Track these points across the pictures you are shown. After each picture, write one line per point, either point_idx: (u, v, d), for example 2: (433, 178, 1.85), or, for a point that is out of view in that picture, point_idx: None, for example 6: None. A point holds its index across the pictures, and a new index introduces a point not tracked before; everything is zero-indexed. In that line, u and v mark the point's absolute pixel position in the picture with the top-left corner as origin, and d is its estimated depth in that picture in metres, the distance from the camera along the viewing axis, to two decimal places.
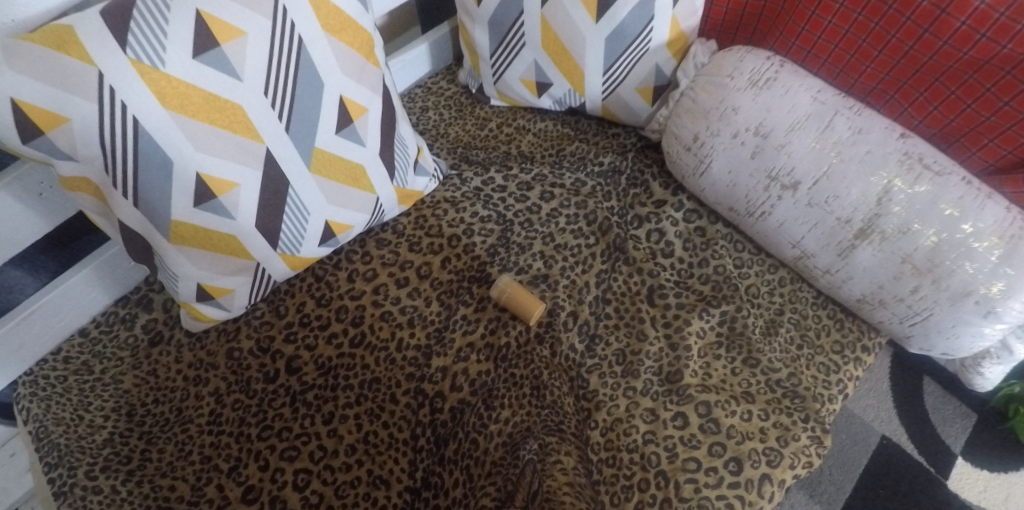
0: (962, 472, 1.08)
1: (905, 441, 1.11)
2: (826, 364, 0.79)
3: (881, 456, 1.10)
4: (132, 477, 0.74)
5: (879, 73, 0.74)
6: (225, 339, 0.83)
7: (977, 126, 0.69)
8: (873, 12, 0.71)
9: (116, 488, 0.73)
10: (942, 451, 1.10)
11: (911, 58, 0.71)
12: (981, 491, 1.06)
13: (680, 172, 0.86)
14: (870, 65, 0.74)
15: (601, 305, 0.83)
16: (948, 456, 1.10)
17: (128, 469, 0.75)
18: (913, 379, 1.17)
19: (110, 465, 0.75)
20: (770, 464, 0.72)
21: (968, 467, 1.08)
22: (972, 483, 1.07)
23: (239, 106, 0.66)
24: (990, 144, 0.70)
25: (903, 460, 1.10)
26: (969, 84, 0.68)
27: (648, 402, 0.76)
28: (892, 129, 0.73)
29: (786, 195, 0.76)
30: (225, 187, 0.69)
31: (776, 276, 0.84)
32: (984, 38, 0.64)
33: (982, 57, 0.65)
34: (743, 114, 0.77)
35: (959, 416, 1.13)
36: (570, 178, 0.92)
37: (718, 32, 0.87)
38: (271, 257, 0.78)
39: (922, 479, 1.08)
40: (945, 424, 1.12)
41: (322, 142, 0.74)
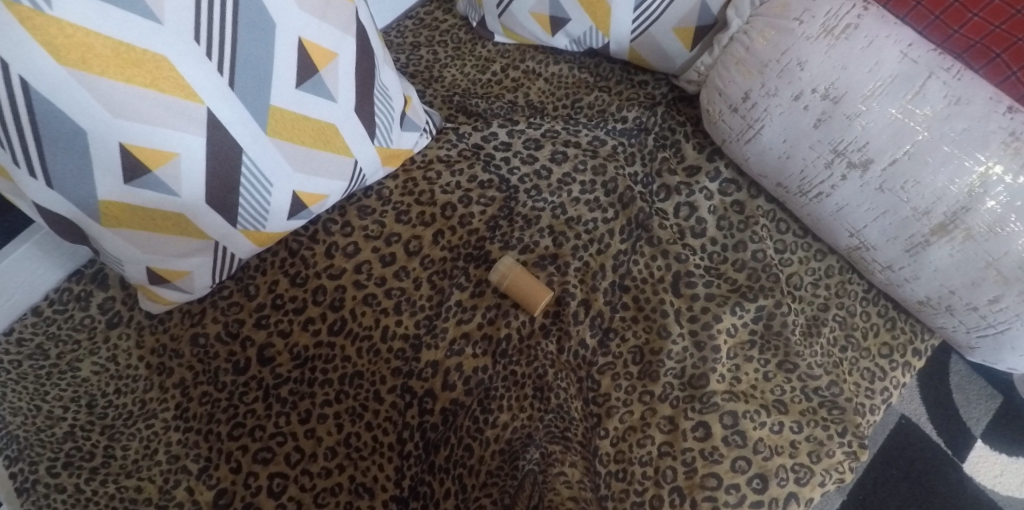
0: (980, 455, 0.92)
1: (923, 421, 0.95)
2: (871, 370, 0.69)
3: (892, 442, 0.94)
4: (97, 476, 0.67)
5: (988, 26, 0.57)
6: (191, 323, 0.73)
7: None
8: None
9: (80, 488, 0.66)
10: (960, 432, 0.94)
11: None
12: (997, 475, 0.91)
13: (720, 136, 0.72)
14: (979, 12, 0.57)
15: (617, 292, 0.72)
16: (967, 439, 0.94)
17: (91, 467, 0.67)
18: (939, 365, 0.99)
19: (72, 462, 0.67)
20: (798, 482, 0.64)
21: (985, 451, 0.93)
22: (988, 467, 0.92)
23: (162, 57, 0.51)
24: None
25: (919, 442, 0.94)
26: None
27: (667, 409, 0.67)
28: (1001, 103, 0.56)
29: (852, 175, 0.62)
30: (161, 158, 0.56)
31: (823, 264, 0.73)
32: None
33: None
34: (810, 72, 0.62)
35: (982, 397, 0.96)
36: (588, 135, 0.79)
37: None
38: (231, 235, 0.66)
39: (937, 463, 0.92)
40: (966, 405, 0.95)
41: (280, 99, 0.59)
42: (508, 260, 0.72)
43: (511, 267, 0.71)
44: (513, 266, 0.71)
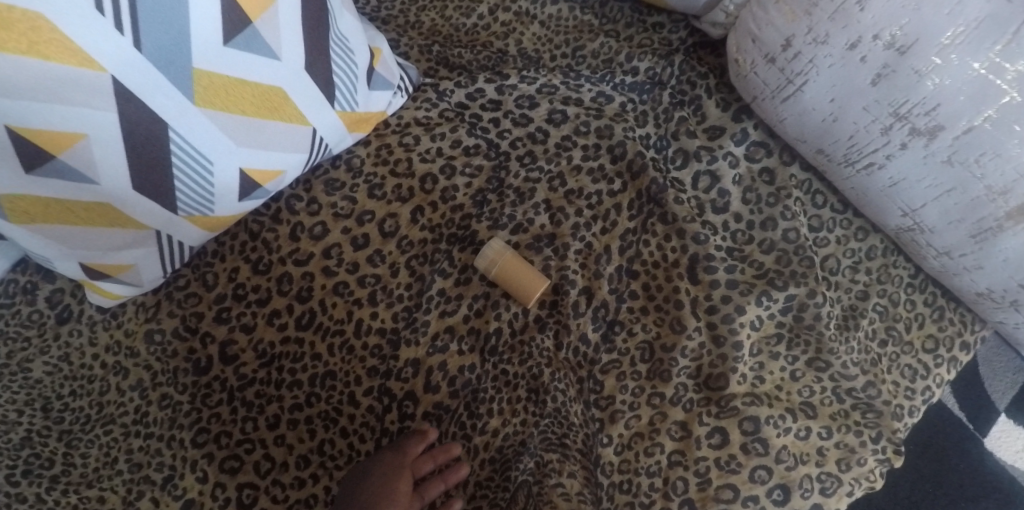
0: (1002, 429, 0.81)
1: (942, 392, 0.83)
2: (912, 368, 0.61)
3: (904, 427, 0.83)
4: (57, 485, 0.60)
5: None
6: (145, 317, 0.65)
7: None
8: None
9: (41, 498, 0.59)
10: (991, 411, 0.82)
11: None
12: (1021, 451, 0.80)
13: (749, 91, 0.60)
14: None
15: (625, 279, 0.63)
16: (990, 413, 0.82)
17: (51, 475, 0.61)
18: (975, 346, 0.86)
19: (29, 470, 0.60)
20: (824, 493, 0.56)
21: (1010, 426, 0.81)
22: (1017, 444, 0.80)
23: (38, 14, 0.40)
24: None
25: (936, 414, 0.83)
26: None
27: (679, 413, 0.59)
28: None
29: (914, 143, 0.51)
30: (65, 140, 0.46)
31: (864, 244, 0.62)
32: None
33: None
34: (873, 13, 0.48)
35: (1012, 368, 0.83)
36: (591, 91, 0.67)
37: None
38: (174, 222, 0.57)
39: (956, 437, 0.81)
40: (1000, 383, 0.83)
41: (209, 62, 0.48)
42: (497, 243, 0.62)
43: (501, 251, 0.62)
44: (503, 250, 0.62)
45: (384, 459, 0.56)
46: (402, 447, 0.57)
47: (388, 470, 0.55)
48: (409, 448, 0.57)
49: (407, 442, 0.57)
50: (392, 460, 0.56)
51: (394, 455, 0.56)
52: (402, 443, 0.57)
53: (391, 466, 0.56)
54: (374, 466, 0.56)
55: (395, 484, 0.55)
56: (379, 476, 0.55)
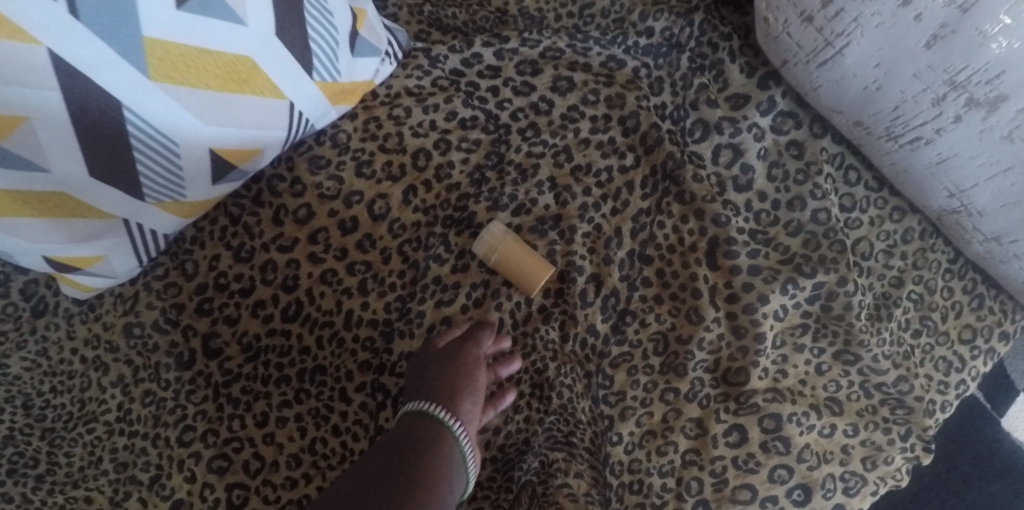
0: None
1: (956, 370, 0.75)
2: (947, 360, 0.56)
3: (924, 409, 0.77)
4: (43, 485, 0.57)
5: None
6: (122, 310, 0.60)
7: None
8: None
9: (27, 497, 0.56)
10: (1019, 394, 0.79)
11: None
12: None
13: (780, 55, 0.54)
14: None
15: (637, 264, 0.57)
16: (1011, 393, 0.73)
17: (37, 474, 0.58)
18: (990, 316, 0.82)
19: (14, 470, 0.57)
20: (846, 493, 0.53)
21: None
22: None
23: None
24: None
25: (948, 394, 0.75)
26: None
27: (694, 410, 0.55)
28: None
29: (968, 116, 0.45)
30: (5, 125, 0.41)
31: (901, 225, 0.56)
32: None
33: None
34: None
35: None
36: (600, 55, 0.60)
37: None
38: (142, 210, 0.52)
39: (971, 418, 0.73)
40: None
41: (161, 30, 0.42)
42: (498, 226, 0.57)
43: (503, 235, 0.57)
44: (504, 234, 0.56)
45: (456, 351, 0.53)
46: (470, 339, 0.54)
47: (463, 362, 0.52)
48: (480, 340, 0.54)
49: (480, 335, 0.54)
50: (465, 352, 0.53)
51: (467, 347, 0.53)
52: (473, 335, 0.54)
53: (466, 357, 0.53)
54: (446, 359, 0.53)
55: (471, 376, 0.52)
56: (456, 367, 0.52)
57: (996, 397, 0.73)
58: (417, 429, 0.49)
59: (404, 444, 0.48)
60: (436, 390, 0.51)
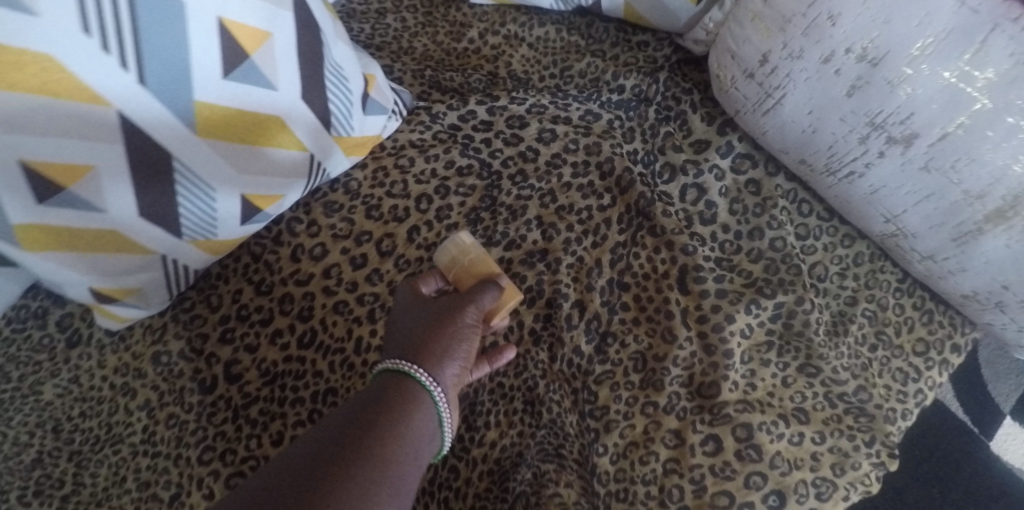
0: (1007, 432, 0.92)
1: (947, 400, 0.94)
2: (904, 371, 0.61)
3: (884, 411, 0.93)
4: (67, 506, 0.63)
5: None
6: (151, 340, 0.67)
7: None
8: None
9: None
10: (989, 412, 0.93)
11: None
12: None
13: (732, 106, 0.62)
14: None
15: (616, 291, 0.64)
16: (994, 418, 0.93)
17: (62, 495, 0.64)
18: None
19: (41, 491, 0.64)
20: (818, 498, 0.57)
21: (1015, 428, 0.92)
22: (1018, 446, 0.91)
23: (46, 55, 0.42)
24: None
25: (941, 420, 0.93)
26: None
27: (672, 422, 0.60)
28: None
29: (890, 152, 0.53)
30: (75, 172, 0.48)
31: (852, 251, 0.63)
32: None
33: None
34: (843, 28, 0.50)
35: (1011, 373, 0.95)
36: (579, 110, 0.69)
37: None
38: (178, 247, 0.59)
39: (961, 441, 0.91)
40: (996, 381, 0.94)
41: (210, 94, 0.51)
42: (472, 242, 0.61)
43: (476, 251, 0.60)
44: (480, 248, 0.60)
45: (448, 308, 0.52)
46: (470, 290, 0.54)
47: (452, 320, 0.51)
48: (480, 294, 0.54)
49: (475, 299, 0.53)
50: (457, 304, 0.52)
51: (460, 299, 0.53)
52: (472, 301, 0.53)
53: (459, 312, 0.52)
54: (434, 307, 0.53)
55: (456, 332, 0.51)
56: (444, 317, 0.51)
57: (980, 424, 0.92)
58: (390, 383, 0.48)
59: (375, 400, 0.46)
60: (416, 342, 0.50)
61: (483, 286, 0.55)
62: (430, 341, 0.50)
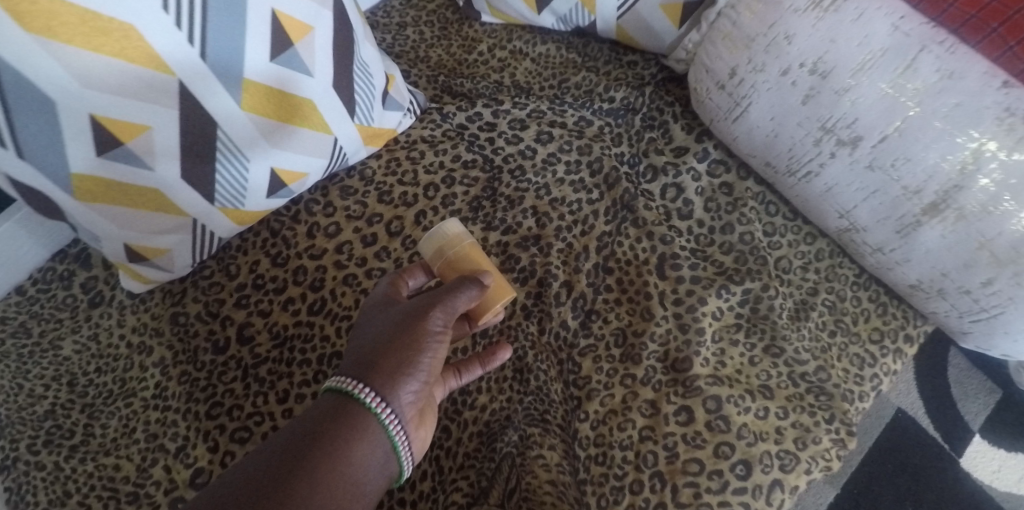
0: (978, 450, 0.98)
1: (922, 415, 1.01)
2: (861, 356, 0.67)
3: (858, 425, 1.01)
4: (75, 454, 0.68)
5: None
6: (170, 302, 0.73)
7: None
8: None
9: (59, 465, 0.67)
10: (960, 428, 1.00)
11: None
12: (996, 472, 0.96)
13: (708, 115, 0.70)
14: None
15: (601, 274, 0.71)
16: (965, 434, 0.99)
17: (71, 445, 0.68)
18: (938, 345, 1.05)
19: (51, 440, 0.69)
20: (783, 469, 0.62)
21: (984, 446, 0.98)
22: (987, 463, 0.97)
23: (129, 25, 0.50)
24: None
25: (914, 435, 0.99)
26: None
27: (648, 393, 0.66)
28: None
29: (841, 152, 0.61)
30: (133, 130, 0.55)
31: (813, 248, 0.71)
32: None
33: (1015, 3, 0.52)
34: (798, 46, 0.60)
35: (982, 391, 1.01)
36: (573, 116, 0.77)
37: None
38: (209, 212, 0.65)
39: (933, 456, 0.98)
40: (965, 400, 1.01)
41: (256, 73, 0.59)
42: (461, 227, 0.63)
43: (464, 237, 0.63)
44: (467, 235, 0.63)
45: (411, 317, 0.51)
46: (440, 292, 0.54)
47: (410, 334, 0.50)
48: (450, 298, 0.53)
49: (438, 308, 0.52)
50: (420, 311, 0.52)
51: (425, 303, 0.52)
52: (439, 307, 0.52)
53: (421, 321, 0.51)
54: (399, 313, 0.52)
55: (412, 347, 0.50)
56: (403, 327, 0.51)
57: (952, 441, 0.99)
58: (333, 402, 0.48)
59: (320, 423, 0.47)
60: (370, 356, 0.50)
61: (453, 290, 0.54)
62: (383, 355, 0.49)
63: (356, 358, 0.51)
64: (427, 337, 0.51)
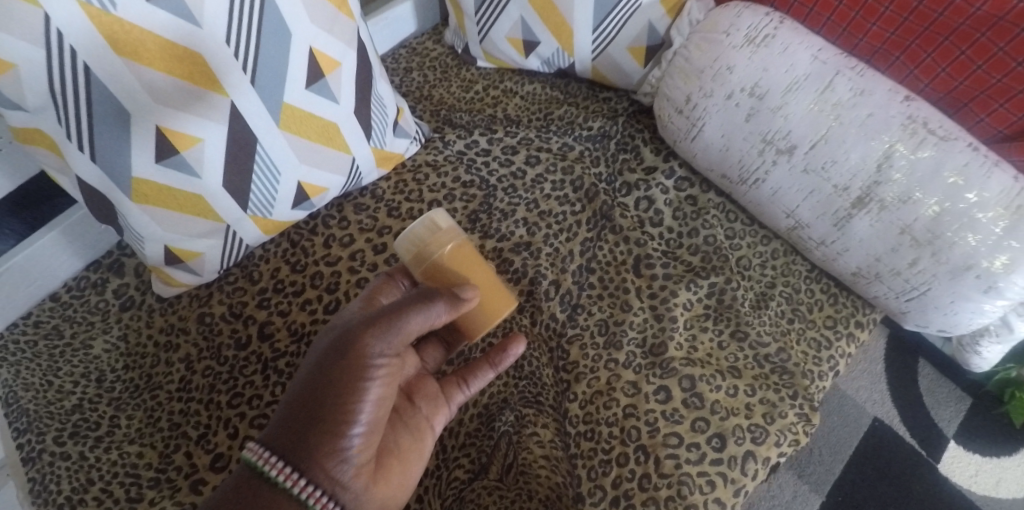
0: (953, 455, 1.05)
1: (898, 423, 1.08)
2: (818, 340, 0.76)
3: (839, 433, 1.07)
4: (101, 443, 0.72)
5: (953, 80, 0.68)
6: (197, 304, 0.80)
7: (933, 78, 0.69)
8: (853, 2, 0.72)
9: (84, 455, 0.71)
10: (934, 434, 1.06)
11: (886, 20, 0.70)
12: (972, 475, 1.03)
13: (671, 137, 0.82)
14: (859, 12, 0.72)
15: (585, 274, 0.80)
16: (941, 440, 1.06)
17: (97, 435, 0.73)
18: (909, 356, 1.13)
19: (77, 432, 0.73)
20: (754, 441, 0.69)
21: (960, 451, 1.05)
22: (964, 467, 1.04)
23: (198, 54, 0.62)
24: (943, 74, 0.68)
25: (894, 442, 1.06)
26: (927, 63, 0.69)
27: (630, 375, 0.73)
28: (981, 154, 0.64)
29: (781, 160, 0.72)
30: (188, 142, 0.65)
31: (769, 248, 0.81)
32: (913, 45, 0.69)
33: (908, 37, 0.69)
34: (738, 74, 0.73)
35: (953, 399, 1.09)
36: (558, 142, 0.89)
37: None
38: (242, 220, 0.74)
39: (912, 462, 1.04)
40: (938, 408, 1.08)
41: (293, 98, 0.70)
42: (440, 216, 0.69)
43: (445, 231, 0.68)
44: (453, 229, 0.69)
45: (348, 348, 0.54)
46: (381, 318, 0.56)
47: (346, 365, 0.54)
48: (391, 324, 0.55)
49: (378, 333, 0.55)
50: (351, 349, 0.54)
51: (356, 339, 0.55)
52: (384, 330, 0.55)
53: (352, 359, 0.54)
54: (332, 349, 0.55)
55: (348, 378, 0.53)
56: (333, 369, 0.54)
57: (929, 447, 1.05)
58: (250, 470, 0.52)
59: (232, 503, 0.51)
60: (305, 403, 0.54)
61: (386, 318, 0.56)
62: (316, 402, 0.53)
63: (294, 400, 0.55)
64: (361, 376, 0.54)
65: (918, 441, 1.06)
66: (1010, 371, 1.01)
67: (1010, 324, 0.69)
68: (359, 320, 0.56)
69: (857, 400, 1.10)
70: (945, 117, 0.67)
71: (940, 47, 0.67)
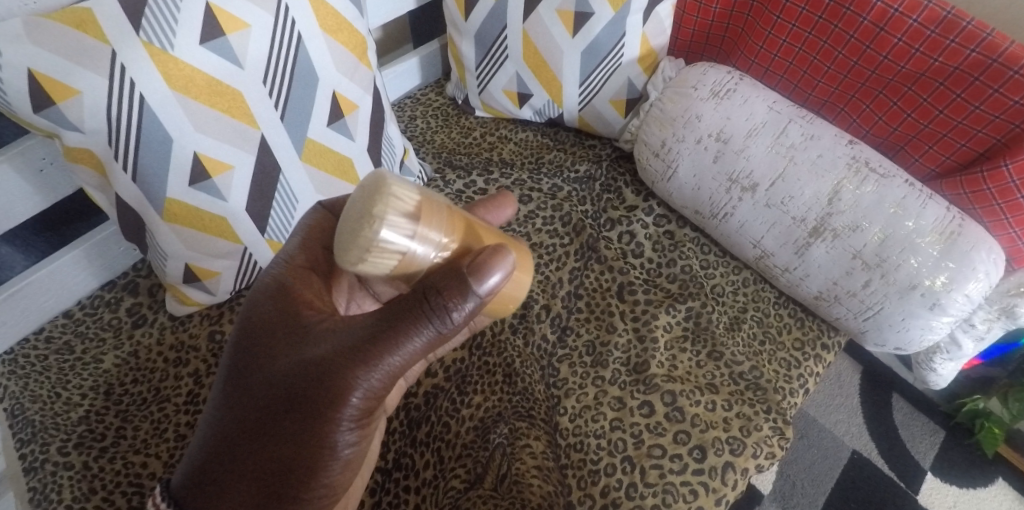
0: (931, 487, 1.09)
1: (876, 456, 1.12)
2: (787, 360, 0.83)
3: (819, 466, 1.11)
4: (105, 454, 0.75)
5: (889, 127, 0.80)
6: (208, 322, 0.86)
7: (872, 126, 0.81)
8: (801, 61, 0.84)
9: (88, 464, 0.73)
10: (911, 466, 1.11)
11: (829, 77, 0.82)
12: (951, 506, 1.07)
13: (650, 178, 0.92)
14: (806, 70, 0.84)
15: (573, 299, 0.87)
16: (917, 472, 1.11)
17: (101, 446, 0.75)
18: (882, 391, 1.19)
19: (82, 443, 0.75)
20: (733, 453, 0.73)
21: (937, 483, 1.09)
22: (942, 498, 1.08)
23: (238, 92, 0.71)
24: (880, 122, 0.80)
25: (872, 475, 1.10)
26: (865, 113, 0.81)
27: (616, 390, 0.79)
28: (916, 189, 0.74)
29: (745, 196, 0.81)
30: (220, 168, 0.72)
31: (740, 277, 0.90)
32: (853, 98, 0.81)
33: (848, 91, 0.81)
34: (705, 122, 0.83)
35: (927, 432, 1.15)
36: (547, 183, 0.98)
37: (690, 44, 0.95)
38: (258, 242, 0.80)
39: (891, 493, 1.08)
40: (914, 441, 1.14)
41: (315, 133, 0.79)
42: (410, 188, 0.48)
43: (392, 190, 0.47)
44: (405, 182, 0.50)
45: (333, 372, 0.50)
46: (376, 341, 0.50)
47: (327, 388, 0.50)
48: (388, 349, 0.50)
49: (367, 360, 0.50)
50: (330, 398, 0.50)
51: (338, 392, 0.50)
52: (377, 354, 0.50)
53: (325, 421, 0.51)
54: (305, 397, 0.51)
55: (330, 402, 0.50)
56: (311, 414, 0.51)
57: (907, 479, 1.10)
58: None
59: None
60: (261, 453, 0.52)
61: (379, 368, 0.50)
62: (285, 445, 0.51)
63: (249, 432, 0.53)
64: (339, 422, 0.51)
65: (896, 474, 1.10)
66: (978, 402, 1.07)
67: (958, 341, 0.78)
68: (334, 367, 0.51)
69: (835, 434, 1.15)
70: (884, 158, 0.78)
71: (875, 100, 0.79)
